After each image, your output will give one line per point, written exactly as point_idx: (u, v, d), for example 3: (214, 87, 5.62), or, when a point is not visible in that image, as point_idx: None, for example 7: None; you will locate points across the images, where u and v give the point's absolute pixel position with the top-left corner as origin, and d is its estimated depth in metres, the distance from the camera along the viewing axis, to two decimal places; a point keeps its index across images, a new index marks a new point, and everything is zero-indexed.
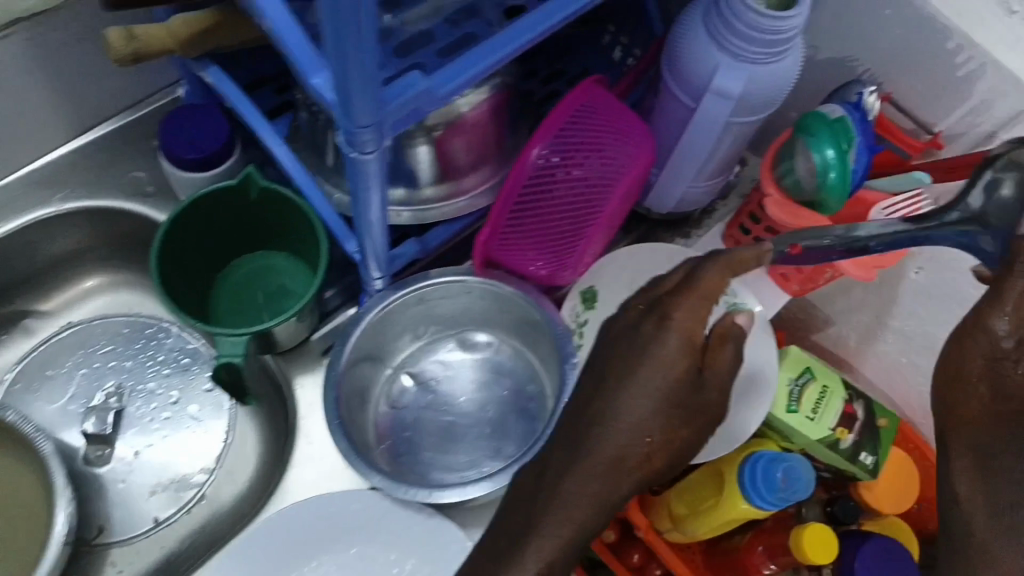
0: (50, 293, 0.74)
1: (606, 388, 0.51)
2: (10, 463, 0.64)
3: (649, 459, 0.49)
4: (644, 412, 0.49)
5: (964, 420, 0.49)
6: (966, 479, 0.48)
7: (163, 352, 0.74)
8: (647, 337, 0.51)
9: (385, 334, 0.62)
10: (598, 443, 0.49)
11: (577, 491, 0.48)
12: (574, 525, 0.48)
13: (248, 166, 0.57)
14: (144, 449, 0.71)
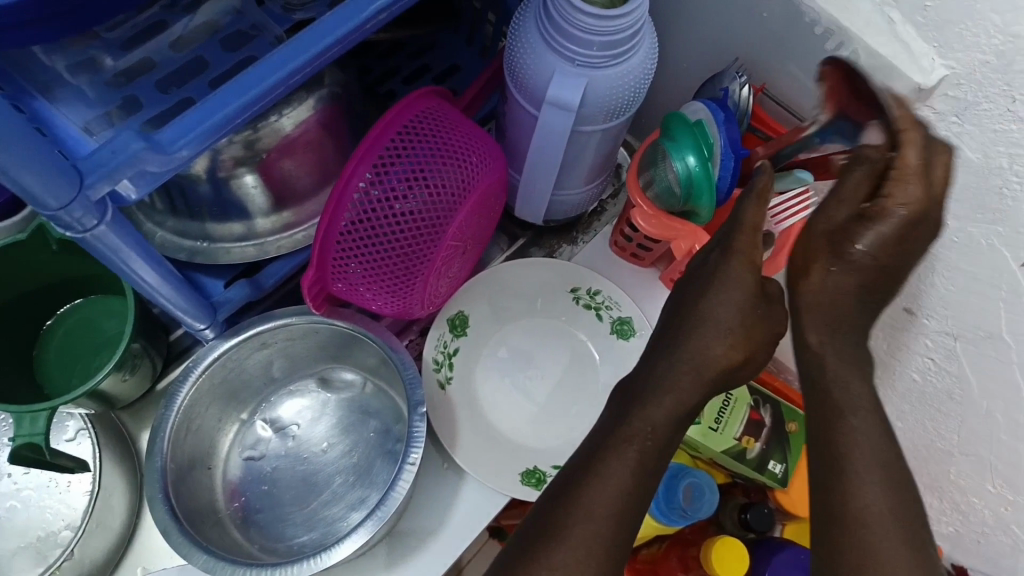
0: None
1: (693, 298, 0.48)
2: None
3: (738, 355, 0.46)
4: (731, 314, 0.46)
5: (818, 300, 0.46)
6: (818, 336, 0.46)
7: None
8: (713, 262, 0.48)
9: (229, 383, 0.57)
10: (706, 352, 0.46)
11: (669, 395, 0.46)
12: (638, 458, 0.44)
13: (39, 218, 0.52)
14: (2, 507, 0.67)
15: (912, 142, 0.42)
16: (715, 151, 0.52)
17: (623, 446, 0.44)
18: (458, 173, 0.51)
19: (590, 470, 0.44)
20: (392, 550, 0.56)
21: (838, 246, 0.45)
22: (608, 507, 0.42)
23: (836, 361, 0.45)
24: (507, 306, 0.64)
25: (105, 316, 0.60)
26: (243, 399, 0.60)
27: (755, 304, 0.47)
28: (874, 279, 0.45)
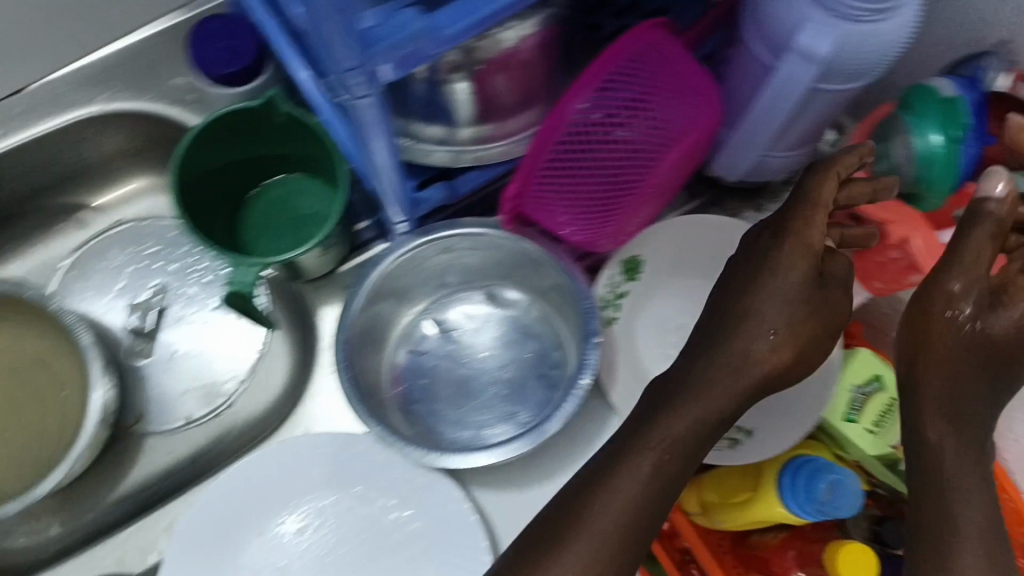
0: (104, 187, 0.76)
1: (745, 291, 0.51)
2: (59, 347, 0.68)
3: (783, 357, 0.49)
4: (778, 307, 0.49)
5: (936, 362, 0.50)
6: (940, 429, 0.50)
7: (207, 260, 0.76)
8: (768, 253, 0.51)
9: (410, 277, 0.60)
10: (746, 361, 0.50)
11: (705, 394, 0.50)
12: (667, 447, 0.49)
13: (273, 89, 0.55)
14: (180, 350, 0.74)
15: None
16: (966, 132, 0.49)
17: (651, 451, 0.49)
18: (655, 113, 0.52)
19: (614, 466, 0.49)
20: (527, 466, 0.57)
21: (984, 307, 0.49)
22: (625, 506, 0.47)
23: (953, 444, 0.49)
24: (682, 259, 0.62)
25: (303, 193, 0.64)
26: (417, 296, 0.62)
27: (802, 302, 0.49)
28: (999, 347, 0.50)
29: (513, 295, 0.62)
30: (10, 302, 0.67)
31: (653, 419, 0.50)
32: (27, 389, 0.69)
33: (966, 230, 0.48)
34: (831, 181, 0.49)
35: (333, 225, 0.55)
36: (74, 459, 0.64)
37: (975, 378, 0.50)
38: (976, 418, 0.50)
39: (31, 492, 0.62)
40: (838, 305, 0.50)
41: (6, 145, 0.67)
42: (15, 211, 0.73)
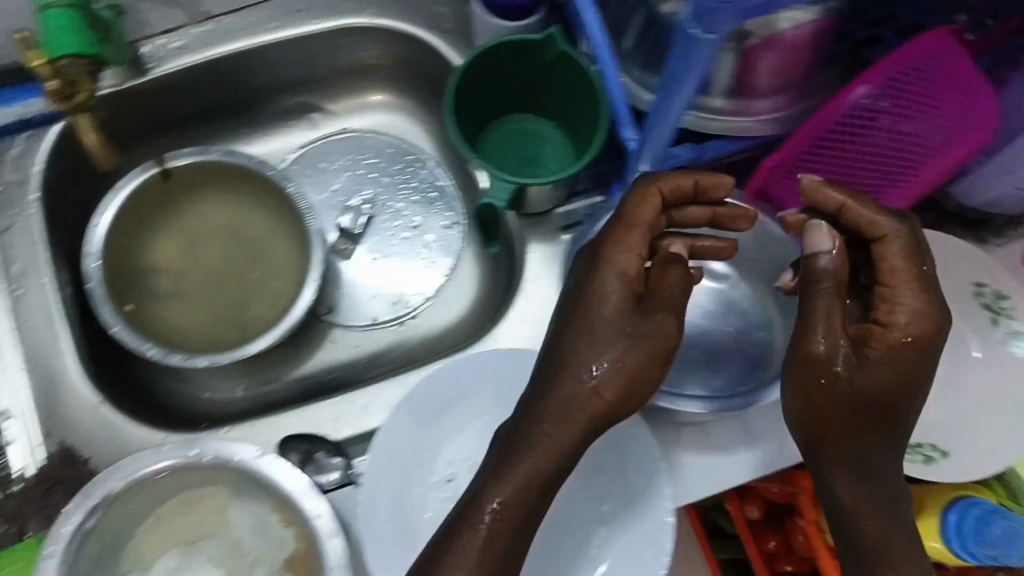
0: (339, 95, 0.80)
1: (570, 327, 0.51)
2: (285, 231, 0.76)
3: (603, 400, 0.50)
4: (607, 325, 0.50)
5: (830, 433, 0.51)
6: (852, 489, 0.51)
7: (416, 182, 0.81)
8: (584, 288, 0.52)
9: None
10: (568, 386, 0.50)
11: (541, 438, 0.49)
12: (547, 454, 0.49)
13: (554, 27, 0.58)
14: (379, 257, 0.80)
15: (896, 252, 0.52)
16: None
17: (542, 464, 0.49)
18: (940, 115, 0.57)
19: (499, 472, 0.49)
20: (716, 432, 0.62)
21: (814, 362, 0.50)
22: (513, 517, 0.48)
23: (847, 485, 0.51)
24: None
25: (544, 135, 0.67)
26: None
27: (618, 335, 0.50)
28: (870, 402, 0.50)
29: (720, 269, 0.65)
30: (250, 179, 0.73)
31: (534, 429, 0.49)
32: (247, 261, 0.76)
33: (815, 292, 0.50)
34: (651, 198, 0.53)
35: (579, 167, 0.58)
36: (284, 328, 0.69)
37: (857, 432, 0.50)
38: (881, 471, 0.51)
39: (246, 349, 0.69)
40: (662, 328, 0.50)
41: (280, 37, 0.71)
42: (258, 99, 0.77)
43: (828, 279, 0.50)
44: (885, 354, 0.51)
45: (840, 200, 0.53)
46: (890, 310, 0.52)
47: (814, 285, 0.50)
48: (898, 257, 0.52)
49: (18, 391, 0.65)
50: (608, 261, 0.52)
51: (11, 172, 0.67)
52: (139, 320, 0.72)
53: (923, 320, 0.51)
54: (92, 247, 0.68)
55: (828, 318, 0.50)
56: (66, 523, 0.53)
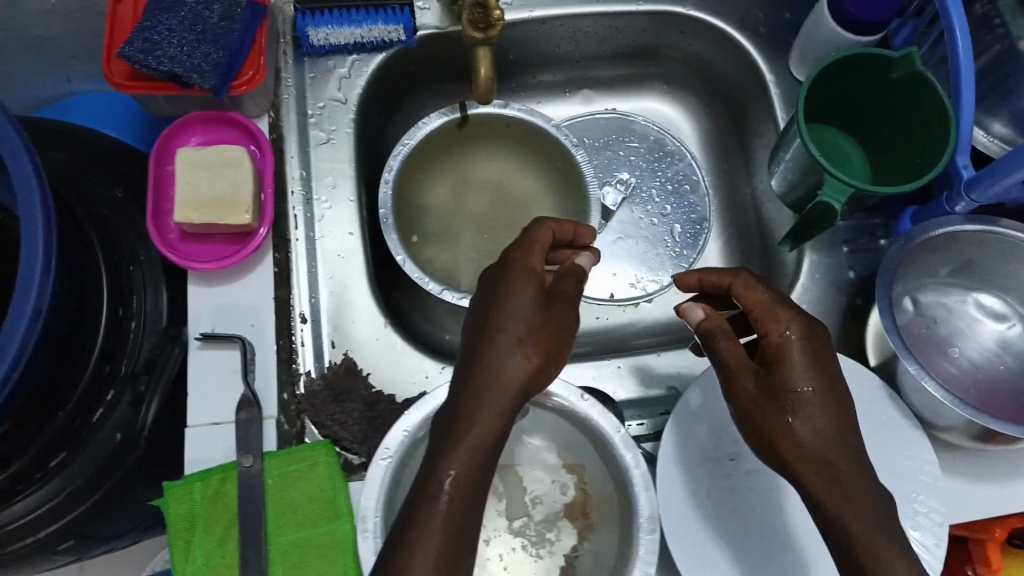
0: (614, 79, 0.82)
1: (478, 333, 0.47)
2: (556, 197, 0.77)
3: (531, 363, 0.46)
4: (524, 321, 0.47)
5: (795, 436, 0.48)
6: (831, 495, 0.47)
7: (670, 174, 0.82)
8: (494, 295, 0.48)
9: (941, 250, 0.63)
10: (468, 388, 0.45)
11: (479, 407, 0.44)
12: (477, 451, 0.43)
13: (913, 46, 0.58)
14: (625, 238, 0.80)
15: (748, 282, 0.54)
16: None
17: (464, 459, 0.43)
18: None
19: (428, 485, 0.42)
20: (1009, 471, 0.60)
21: (732, 383, 0.51)
22: (458, 507, 0.42)
23: (856, 523, 0.45)
24: None
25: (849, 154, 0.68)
26: (912, 283, 0.64)
27: (514, 318, 0.47)
28: (807, 403, 0.49)
29: (995, 306, 0.64)
30: (537, 139, 0.75)
31: (459, 430, 0.44)
32: (510, 218, 0.78)
33: (718, 343, 0.53)
34: (544, 231, 0.52)
35: (910, 188, 0.59)
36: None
37: (817, 437, 0.48)
38: (850, 475, 0.47)
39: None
40: (570, 313, 0.49)
41: (598, 10, 0.73)
42: (545, 65, 0.80)
43: (719, 333, 0.53)
44: (787, 357, 0.50)
45: (720, 277, 0.56)
46: (771, 322, 0.51)
47: (717, 339, 0.53)
48: (793, 317, 0.51)
49: (309, 294, 0.66)
50: (525, 273, 0.49)
51: (335, 90, 0.69)
52: (414, 252, 0.74)
53: (812, 334, 0.51)
54: (393, 173, 0.70)
55: (728, 348, 0.52)
56: (402, 429, 0.53)
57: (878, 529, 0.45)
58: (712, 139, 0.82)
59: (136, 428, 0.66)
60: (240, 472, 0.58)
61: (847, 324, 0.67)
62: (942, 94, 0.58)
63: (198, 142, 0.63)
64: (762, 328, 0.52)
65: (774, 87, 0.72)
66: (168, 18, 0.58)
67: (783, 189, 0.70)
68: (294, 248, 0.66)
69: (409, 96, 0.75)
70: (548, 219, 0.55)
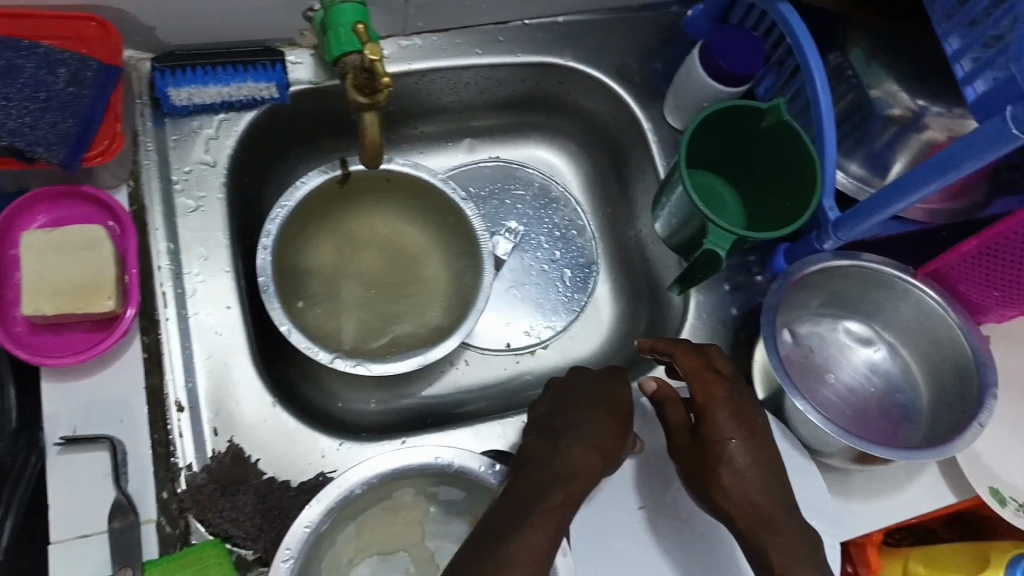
0: (498, 127, 0.82)
1: (558, 408, 0.55)
2: (448, 252, 0.76)
3: (620, 443, 0.54)
4: (622, 402, 0.56)
5: (722, 478, 0.51)
6: (755, 531, 0.50)
7: (557, 220, 0.82)
8: (597, 380, 0.58)
9: (814, 288, 0.67)
10: (563, 443, 0.51)
11: (570, 454, 0.50)
12: (561, 505, 0.47)
13: (779, 99, 0.62)
14: (517, 287, 0.80)
15: (689, 349, 0.57)
16: None
17: (547, 516, 0.46)
18: None
19: (508, 538, 0.45)
20: (882, 488, 0.65)
21: (677, 437, 0.55)
22: (535, 557, 0.44)
23: (778, 557, 0.49)
24: None
25: (723, 201, 0.72)
26: (790, 319, 0.69)
27: (613, 403, 0.55)
28: (724, 446, 0.52)
29: (856, 330, 0.70)
30: (423, 191, 0.73)
31: (549, 483, 0.48)
32: (403, 276, 0.76)
33: (663, 409, 0.57)
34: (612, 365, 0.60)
35: (783, 232, 0.62)
36: (435, 351, 0.67)
37: (748, 477, 0.51)
38: (775, 513, 0.51)
39: (388, 366, 0.66)
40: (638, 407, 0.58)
41: (479, 63, 0.72)
42: (426, 117, 0.78)
43: (667, 400, 0.57)
44: (711, 412, 0.53)
45: (670, 344, 0.58)
46: (698, 378, 0.55)
47: (663, 404, 0.57)
48: (724, 382, 0.55)
49: (185, 379, 0.60)
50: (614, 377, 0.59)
51: (203, 152, 0.64)
52: (298, 318, 0.70)
53: (738, 393, 0.55)
54: (270, 239, 0.65)
55: (670, 409, 0.56)
56: (303, 525, 0.50)
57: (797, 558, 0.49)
58: (596, 183, 0.83)
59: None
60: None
61: (735, 359, 0.70)
62: (811, 145, 0.62)
63: (45, 223, 0.57)
64: (694, 392, 0.54)
65: (652, 135, 0.74)
66: (2, 86, 0.52)
67: (667, 234, 0.72)
68: (164, 329, 0.60)
69: (283, 153, 0.71)
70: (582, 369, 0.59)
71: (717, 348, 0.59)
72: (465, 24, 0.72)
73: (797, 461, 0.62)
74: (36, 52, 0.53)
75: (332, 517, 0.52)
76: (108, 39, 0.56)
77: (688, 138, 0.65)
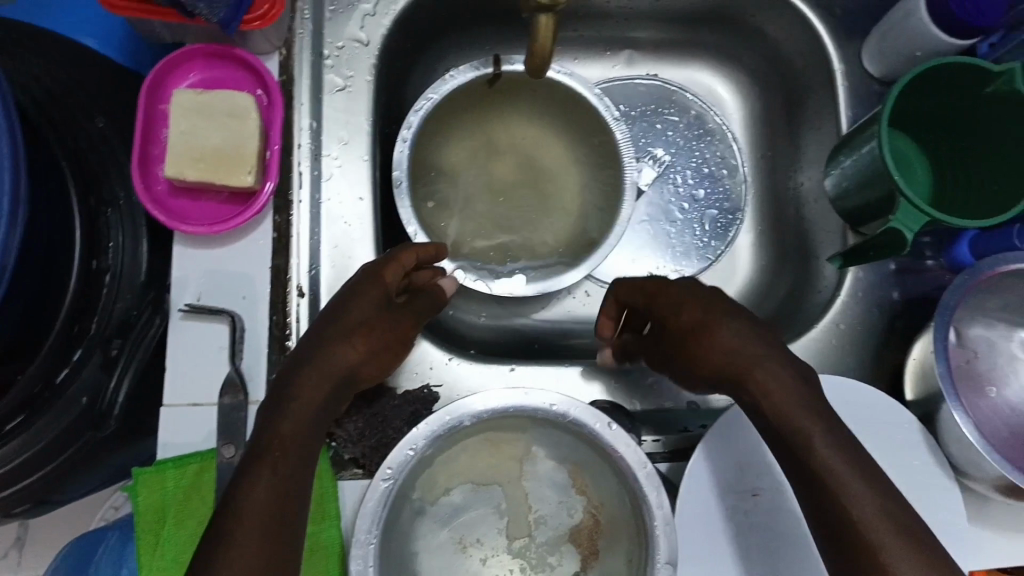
0: (663, 42, 0.74)
1: (314, 339, 0.49)
2: (586, 173, 0.71)
3: (361, 351, 0.50)
4: (364, 310, 0.51)
5: (719, 356, 0.49)
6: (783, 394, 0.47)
7: (708, 156, 0.75)
8: (349, 292, 0.52)
9: (1002, 286, 0.59)
10: (296, 366, 0.48)
11: (306, 384, 0.47)
12: (279, 459, 0.44)
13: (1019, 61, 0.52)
14: (650, 222, 0.74)
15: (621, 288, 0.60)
16: None
17: (263, 468, 0.43)
18: None
19: (225, 509, 0.42)
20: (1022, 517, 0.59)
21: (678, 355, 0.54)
22: (265, 508, 0.42)
23: (807, 422, 0.45)
24: None
25: (907, 173, 0.63)
26: (961, 318, 0.62)
27: (350, 317, 0.51)
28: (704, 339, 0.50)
29: None
30: (572, 102, 0.67)
31: (271, 425, 0.45)
32: (533, 189, 0.71)
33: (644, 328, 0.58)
34: (427, 274, 0.59)
35: (984, 223, 0.54)
36: (550, 285, 0.63)
37: (745, 349, 0.49)
38: (801, 391, 0.47)
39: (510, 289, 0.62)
40: (395, 327, 0.53)
41: None
42: (588, 20, 0.71)
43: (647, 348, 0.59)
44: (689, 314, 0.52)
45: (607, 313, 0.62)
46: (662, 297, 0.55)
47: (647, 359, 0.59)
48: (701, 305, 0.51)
49: (309, 265, 0.59)
50: (372, 278, 0.53)
51: (357, 28, 0.60)
52: (427, 220, 0.67)
53: (769, 365, 0.48)
54: (412, 131, 0.62)
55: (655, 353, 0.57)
56: (406, 447, 0.49)
57: (796, 408, 0.46)
58: (758, 122, 0.75)
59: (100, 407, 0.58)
60: (220, 464, 0.52)
61: (885, 348, 0.64)
62: None
63: (197, 81, 0.55)
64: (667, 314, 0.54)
65: (841, 79, 0.65)
66: None
67: (835, 194, 0.65)
68: (296, 210, 0.59)
69: (436, 42, 0.67)
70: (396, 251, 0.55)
71: (623, 284, 0.60)
72: None
73: (934, 472, 0.57)
74: None
75: (436, 441, 0.51)
76: None
77: (895, 95, 0.56)
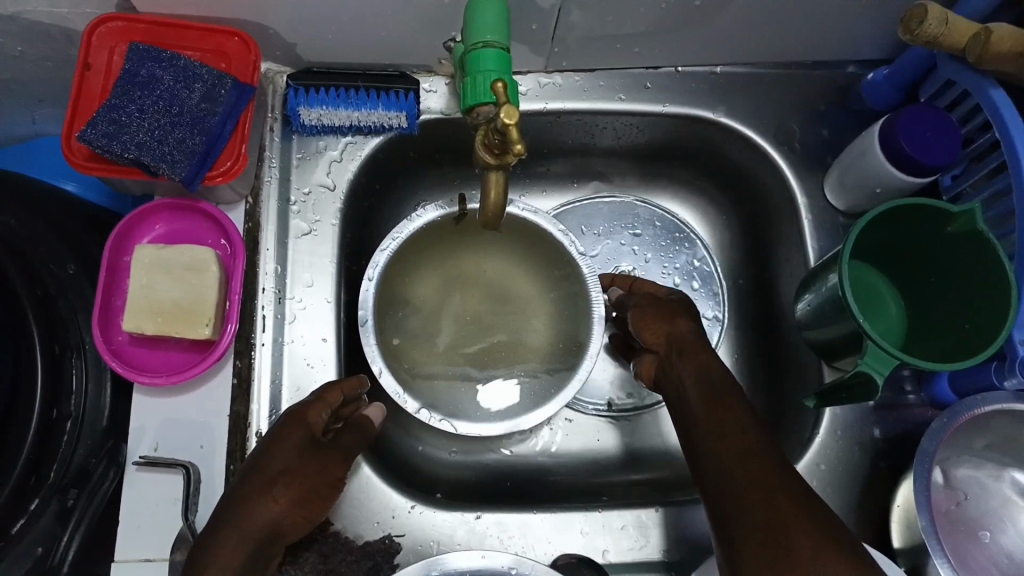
0: (631, 172, 0.76)
1: (234, 499, 0.47)
2: (553, 302, 0.71)
3: (283, 503, 0.48)
4: (285, 459, 0.49)
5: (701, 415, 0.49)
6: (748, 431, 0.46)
7: (679, 279, 0.75)
8: (272, 442, 0.50)
9: (984, 427, 0.57)
10: (214, 531, 0.46)
11: (222, 548, 0.44)
12: None
13: (976, 203, 0.52)
14: None
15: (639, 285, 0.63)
16: None
17: None
18: None
19: None
20: None
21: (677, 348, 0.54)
22: None
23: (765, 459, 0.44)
24: None
25: (876, 310, 0.63)
26: (946, 460, 0.59)
27: (269, 469, 0.48)
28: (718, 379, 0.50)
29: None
30: (536, 234, 0.68)
31: None
32: (502, 319, 0.71)
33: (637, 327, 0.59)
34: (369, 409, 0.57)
35: (962, 366, 0.52)
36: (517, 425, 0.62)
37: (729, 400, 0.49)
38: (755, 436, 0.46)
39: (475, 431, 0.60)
40: (323, 471, 0.50)
41: (621, 109, 0.66)
42: (556, 156, 0.73)
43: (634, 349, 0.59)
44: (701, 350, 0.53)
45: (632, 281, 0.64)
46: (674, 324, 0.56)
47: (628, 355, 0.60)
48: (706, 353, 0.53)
49: (270, 412, 0.57)
50: (296, 420, 0.51)
51: (324, 174, 0.62)
52: (395, 356, 0.66)
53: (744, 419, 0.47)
54: (377, 270, 0.62)
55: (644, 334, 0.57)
56: None
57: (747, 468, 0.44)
58: (728, 248, 0.75)
59: (48, 565, 0.55)
60: None
61: (868, 489, 0.61)
62: (1007, 263, 0.51)
63: (161, 233, 0.58)
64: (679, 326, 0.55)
65: (805, 212, 0.66)
66: (140, 97, 0.52)
67: (806, 328, 0.64)
68: (258, 353, 0.58)
69: (403, 181, 0.68)
70: (330, 388, 0.54)
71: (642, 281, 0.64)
72: (613, 67, 0.66)
73: None
74: (176, 64, 0.53)
75: None
76: (247, 56, 0.55)
77: (854, 236, 0.56)
